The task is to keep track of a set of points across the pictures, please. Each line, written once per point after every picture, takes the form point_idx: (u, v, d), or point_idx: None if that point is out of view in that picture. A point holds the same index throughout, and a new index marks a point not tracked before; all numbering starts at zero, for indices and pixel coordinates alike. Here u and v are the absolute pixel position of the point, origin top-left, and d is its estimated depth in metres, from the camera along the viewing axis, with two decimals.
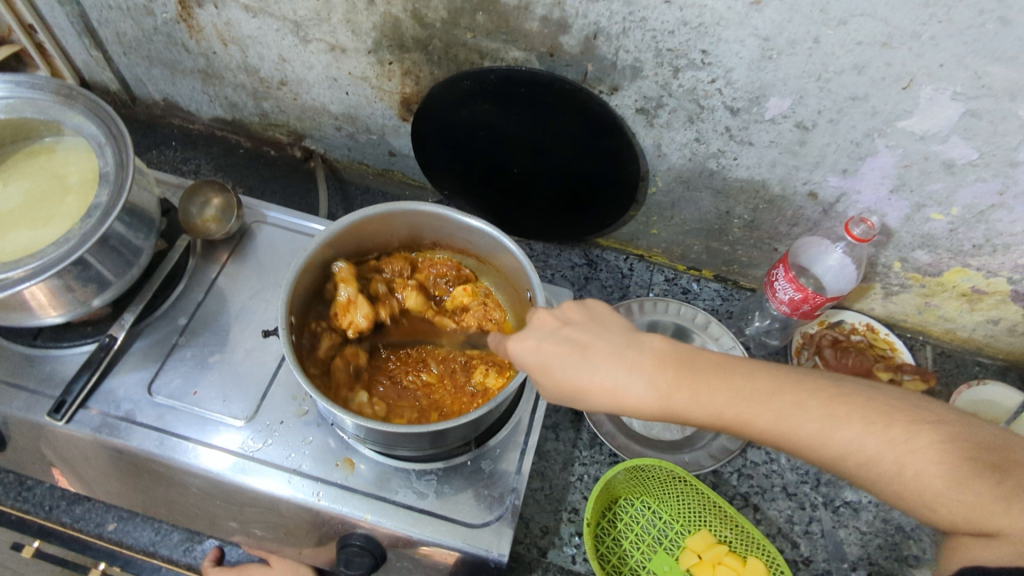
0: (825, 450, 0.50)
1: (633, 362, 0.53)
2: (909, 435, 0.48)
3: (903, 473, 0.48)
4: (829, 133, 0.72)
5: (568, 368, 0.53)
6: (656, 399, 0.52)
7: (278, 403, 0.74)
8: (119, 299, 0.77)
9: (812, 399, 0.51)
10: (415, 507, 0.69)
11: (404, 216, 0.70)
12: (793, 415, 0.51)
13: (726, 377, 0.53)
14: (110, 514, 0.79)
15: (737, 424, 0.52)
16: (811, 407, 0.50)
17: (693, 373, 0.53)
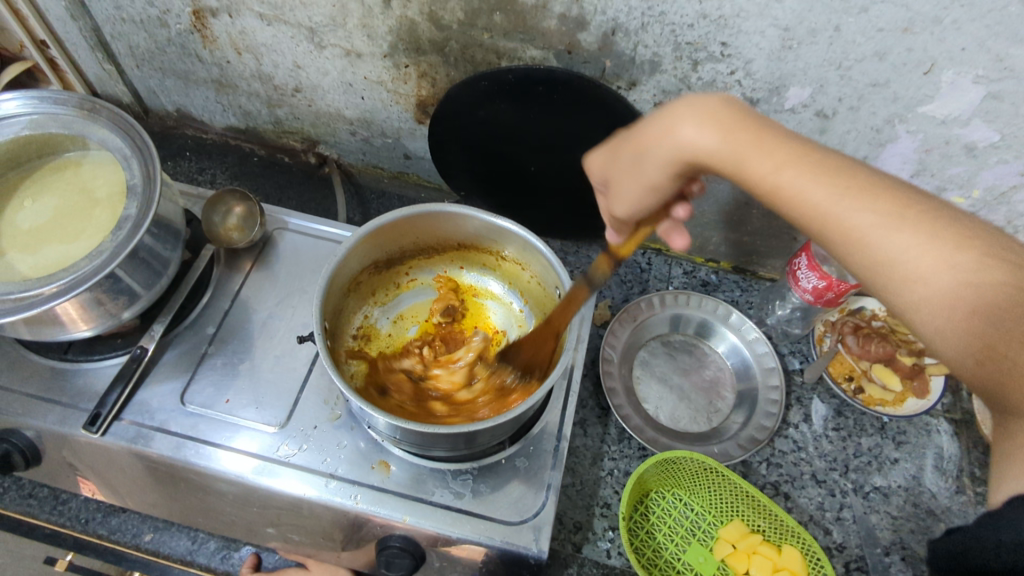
0: (868, 245, 0.46)
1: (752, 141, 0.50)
2: (942, 237, 0.44)
3: (945, 290, 0.43)
4: (850, 120, 0.72)
5: (766, 164, 0.49)
6: (725, 146, 0.50)
7: (310, 408, 0.74)
8: (148, 311, 0.77)
9: (854, 181, 0.47)
10: (451, 507, 0.70)
11: (431, 217, 0.70)
12: (861, 202, 0.46)
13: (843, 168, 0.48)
14: (146, 525, 0.79)
15: (814, 208, 0.48)
16: (854, 192, 0.47)
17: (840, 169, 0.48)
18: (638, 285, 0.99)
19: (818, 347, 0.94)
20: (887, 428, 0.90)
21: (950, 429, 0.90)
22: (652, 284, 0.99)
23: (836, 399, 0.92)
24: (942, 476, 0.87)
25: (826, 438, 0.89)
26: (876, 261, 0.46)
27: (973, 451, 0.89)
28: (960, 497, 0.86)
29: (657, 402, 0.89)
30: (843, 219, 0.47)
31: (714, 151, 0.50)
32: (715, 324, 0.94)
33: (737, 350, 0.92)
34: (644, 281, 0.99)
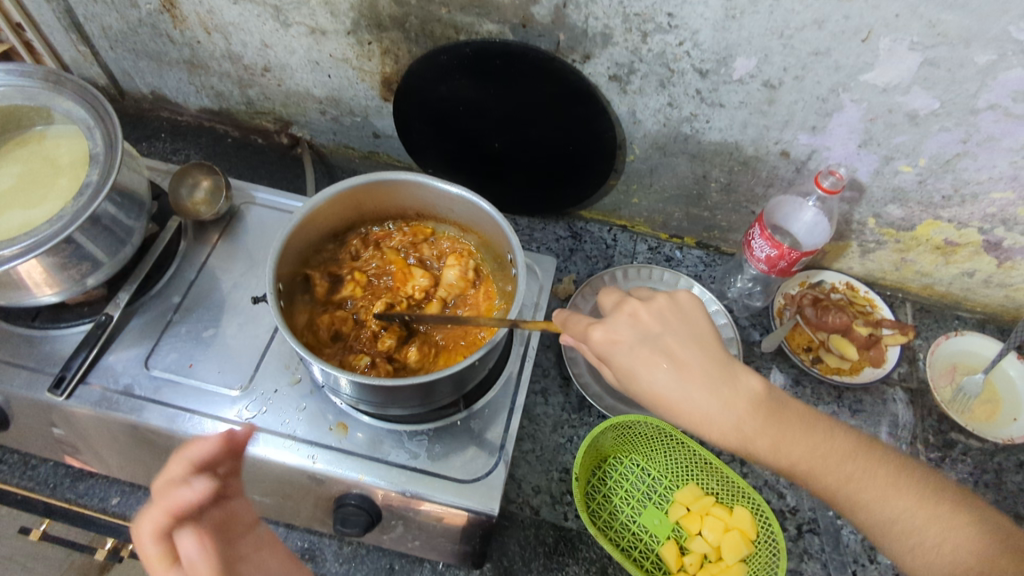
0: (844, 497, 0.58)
1: (732, 399, 0.55)
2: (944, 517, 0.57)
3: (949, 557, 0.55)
4: (796, 90, 0.74)
5: (745, 425, 0.55)
6: (739, 438, 0.56)
7: (272, 372, 0.76)
8: (114, 280, 0.79)
9: (818, 435, 0.58)
10: (407, 466, 0.72)
11: (385, 186, 0.73)
12: (852, 481, 0.58)
13: (816, 433, 0.58)
14: (113, 489, 0.82)
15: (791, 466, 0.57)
16: (836, 466, 0.58)
17: (790, 422, 0.57)
18: (603, 261, 1.01)
19: (778, 319, 0.95)
20: (844, 397, 0.92)
21: (905, 397, 0.92)
22: (616, 259, 1.02)
23: (795, 368, 0.94)
24: (896, 442, 0.89)
25: None
26: (857, 509, 0.59)
27: (927, 418, 0.91)
28: None
29: None
30: (835, 481, 0.58)
31: (711, 414, 0.55)
32: None
33: None
34: (609, 256, 1.02)
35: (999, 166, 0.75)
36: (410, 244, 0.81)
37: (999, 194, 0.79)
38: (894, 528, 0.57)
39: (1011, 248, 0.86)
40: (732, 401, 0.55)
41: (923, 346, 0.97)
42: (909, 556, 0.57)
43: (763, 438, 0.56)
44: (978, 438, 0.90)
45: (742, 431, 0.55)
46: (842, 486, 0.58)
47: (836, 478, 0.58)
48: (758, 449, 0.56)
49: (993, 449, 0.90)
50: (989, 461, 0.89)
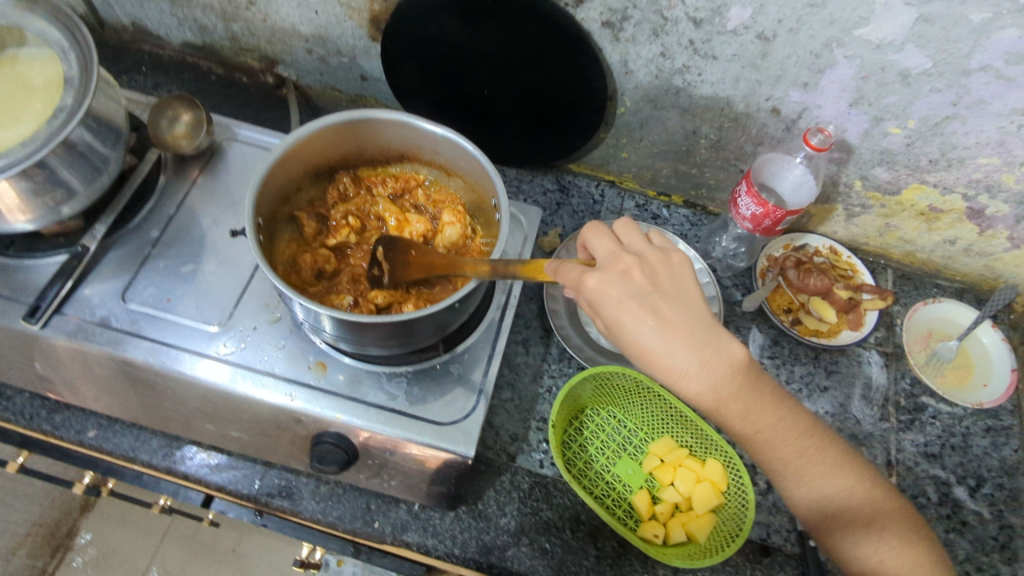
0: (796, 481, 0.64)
1: (721, 374, 0.58)
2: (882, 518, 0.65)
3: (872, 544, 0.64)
4: (790, 44, 0.73)
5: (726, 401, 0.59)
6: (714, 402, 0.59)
7: (251, 310, 0.76)
8: (91, 212, 0.78)
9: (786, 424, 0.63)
10: (384, 407, 0.72)
11: (369, 125, 0.72)
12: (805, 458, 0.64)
13: (785, 418, 0.63)
14: (90, 421, 0.81)
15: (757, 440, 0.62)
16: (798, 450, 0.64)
17: (765, 402, 0.62)
18: (590, 215, 1.01)
19: (760, 279, 0.96)
20: (820, 358, 0.93)
21: (879, 361, 0.94)
22: (603, 214, 1.01)
23: (774, 329, 0.95)
24: (868, 404, 0.91)
25: (760, 365, 0.92)
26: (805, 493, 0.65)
27: (900, 381, 0.92)
28: (882, 424, 0.90)
29: None
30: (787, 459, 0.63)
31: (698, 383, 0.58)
32: None
33: None
34: (596, 211, 1.01)
35: (987, 130, 0.75)
36: (400, 189, 0.81)
37: (985, 160, 0.79)
38: (817, 492, 0.64)
39: (993, 216, 0.86)
40: (720, 374, 0.59)
41: (901, 312, 0.97)
42: (831, 530, 0.66)
43: (737, 405, 0.60)
44: (948, 403, 0.91)
45: (720, 401, 0.59)
46: (778, 454, 0.63)
47: (782, 442, 0.63)
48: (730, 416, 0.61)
49: (962, 414, 0.91)
50: (957, 425, 0.90)
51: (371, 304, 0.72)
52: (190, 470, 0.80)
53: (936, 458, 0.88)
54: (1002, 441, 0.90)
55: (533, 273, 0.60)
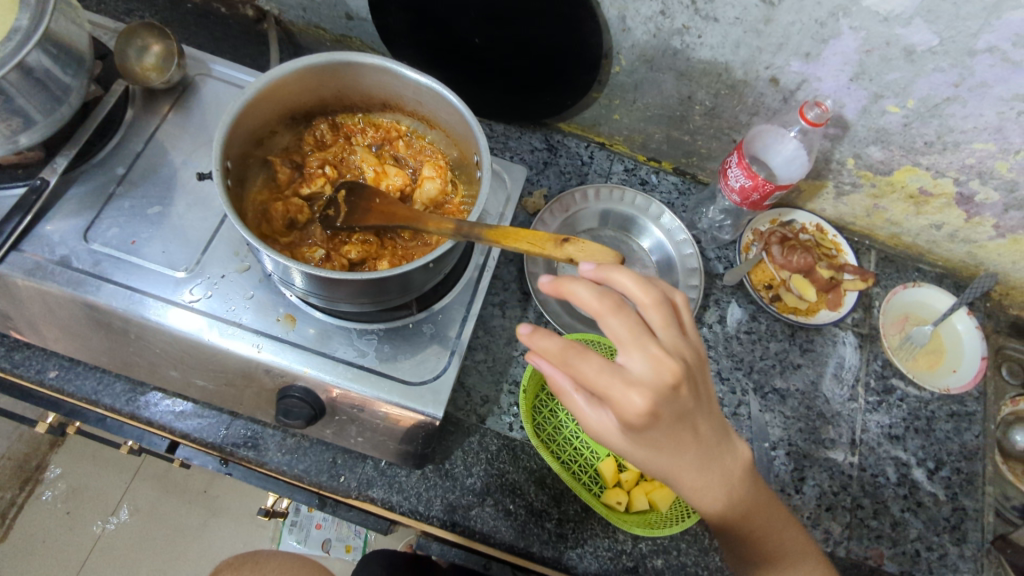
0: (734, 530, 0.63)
1: (691, 450, 0.53)
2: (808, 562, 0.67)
3: None
4: (795, 10, 0.69)
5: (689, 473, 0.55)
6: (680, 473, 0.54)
7: (219, 257, 0.73)
8: (52, 143, 0.74)
9: (744, 486, 0.60)
10: (353, 363, 0.71)
11: (349, 69, 0.68)
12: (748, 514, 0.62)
13: (745, 482, 0.60)
14: (51, 362, 0.79)
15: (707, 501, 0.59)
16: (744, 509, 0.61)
17: (728, 473, 0.57)
18: (577, 177, 0.98)
19: (743, 254, 0.95)
20: (796, 335, 0.93)
21: (854, 341, 0.94)
22: (590, 177, 0.99)
23: (753, 304, 0.94)
24: (839, 383, 0.91)
25: (736, 339, 0.92)
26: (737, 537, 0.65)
27: (872, 362, 0.93)
28: (851, 404, 0.91)
29: None
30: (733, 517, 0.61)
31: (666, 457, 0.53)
32: (644, 221, 0.94)
33: (662, 247, 0.94)
34: (583, 173, 0.99)
35: (986, 115, 0.73)
36: (379, 139, 0.77)
37: (981, 145, 0.77)
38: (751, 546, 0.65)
39: (982, 203, 0.85)
40: (693, 454, 0.53)
41: (880, 294, 0.97)
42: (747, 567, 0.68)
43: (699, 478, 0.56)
44: (916, 386, 0.92)
45: (683, 474, 0.55)
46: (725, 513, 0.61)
47: (735, 504, 0.60)
48: (690, 484, 0.56)
49: (929, 398, 0.92)
50: (923, 409, 0.92)
51: (343, 259, 0.69)
52: (155, 417, 0.78)
53: (899, 440, 0.90)
54: (964, 426, 0.91)
55: (499, 240, 0.58)
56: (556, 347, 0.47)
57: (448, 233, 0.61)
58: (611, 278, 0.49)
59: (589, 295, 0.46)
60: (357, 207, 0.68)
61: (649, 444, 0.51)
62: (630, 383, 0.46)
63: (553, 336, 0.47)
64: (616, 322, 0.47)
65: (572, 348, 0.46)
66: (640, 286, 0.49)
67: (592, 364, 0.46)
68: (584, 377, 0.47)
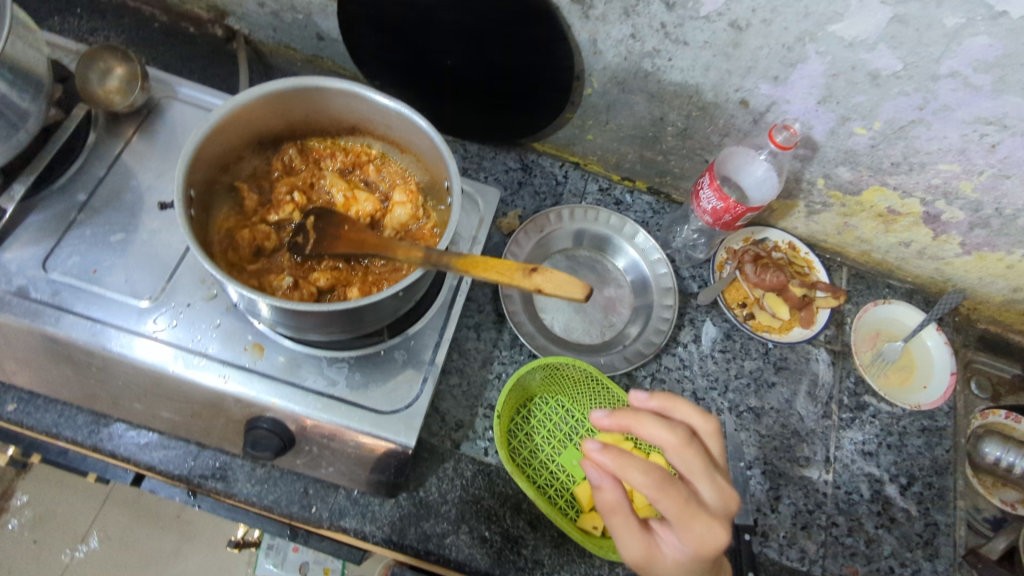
0: None
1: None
2: None
3: None
4: (762, 35, 0.70)
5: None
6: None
7: (185, 285, 0.71)
8: (9, 169, 0.71)
9: None
10: (323, 393, 0.69)
11: (316, 93, 0.67)
12: None
13: None
14: (10, 395, 0.77)
15: None
16: None
17: None
18: (552, 197, 0.98)
19: (717, 272, 0.95)
20: (771, 353, 0.94)
21: (827, 358, 0.95)
22: (565, 197, 0.98)
23: (728, 323, 0.95)
24: (813, 401, 0.92)
25: (711, 358, 0.92)
26: None
27: (845, 379, 0.94)
28: (825, 421, 0.91)
29: (554, 313, 0.91)
30: None
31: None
32: (619, 240, 0.94)
33: (637, 267, 0.94)
34: (558, 193, 0.98)
35: (950, 137, 0.74)
36: (350, 163, 0.76)
37: (946, 166, 0.78)
38: None
39: (948, 222, 0.87)
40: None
41: (852, 310, 0.98)
42: None
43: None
44: (888, 402, 0.93)
45: None
46: None
47: None
48: None
49: (901, 414, 0.93)
50: (895, 425, 0.92)
51: (312, 286, 0.68)
52: (119, 449, 0.76)
53: (873, 456, 0.90)
54: (935, 441, 0.92)
55: (468, 269, 0.57)
56: (643, 478, 0.52)
57: (416, 261, 0.60)
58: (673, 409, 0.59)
59: (664, 431, 0.56)
60: (325, 234, 0.67)
61: (698, 570, 0.55)
62: (705, 509, 0.54)
63: (638, 465, 0.52)
64: (689, 454, 0.55)
65: (659, 478, 0.52)
66: (702, 417, 0.59)
67: (675, 494, 0.53)
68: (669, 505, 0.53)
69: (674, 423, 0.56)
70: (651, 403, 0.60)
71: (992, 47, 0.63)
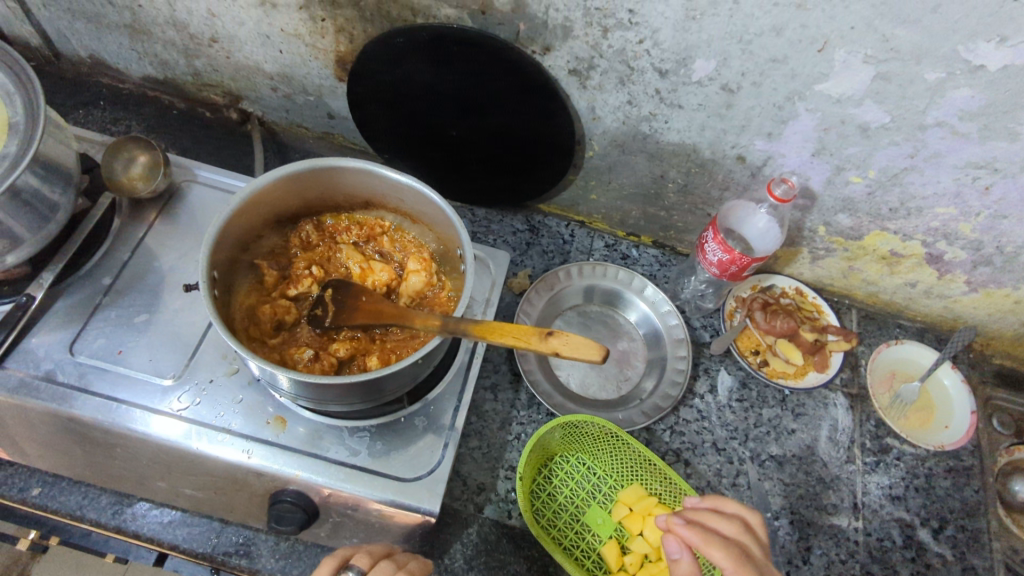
0: None
1: None
2: None
3: None
4: (753, 96, 0.73)
5: None
6: None
7: (207, 362, 0.73)
8: (39, 258, 0.75)
9: None
10: (345, 463, 0.70)
11: (331, 173, 0.70)
12: None
13: None
14: (34, 479, 0.78)
15: None
16: None
17: None
18: (560, 256, 1.00)
19: (728, 321, 0.96)
20: (788, 400, 0.94)
21: (845, 402, 0.94)
22: (573, 255, 1.01)
23: (742, 371, 0.95)
24: (835, 446, 0.91)
25: (728, 408, 0.92)
26: None
27: (865, 423, 0.93)
28: (848, 466, 0.90)
29: (569, 370, 0.92)
30: None
31: None
32: (629, 295, 0.96)
33: (648, 320, 0.95)
34: (566, 251, 1.01)
35: (944, 182, 0.77)
36: (364, 236, 0.79)
37: (943, 209, 0.80)
38: None
39: (951, 261, 0.88)
40: None
41: (865, 352, 0.99)
42: None
43: None
44: (911, 444, 0.92)
45: None
46: None
47: None
48: None
49: (925, 455, 0.92)
50: (921, 466, 0.91)
51: (331, 357, 0.69)
52: (142, 529, 0.76)
53: (901, 500, 0.89)
54: (964, 481, 0.91)
55: (485, 335, 0.59)
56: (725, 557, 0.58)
57: (434, 329, 0.62)
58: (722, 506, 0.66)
59: (725, 524, 0.62)
60: (343, 306, 0.69)
61: None
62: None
63: (718, 544, 0.59)
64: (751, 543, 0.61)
65: (737, 554, 0.58)
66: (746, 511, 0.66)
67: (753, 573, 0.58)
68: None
69: (731, 517, 0.63)
70: (702, 503, 0.66)
71: (975, 97, 0.66)
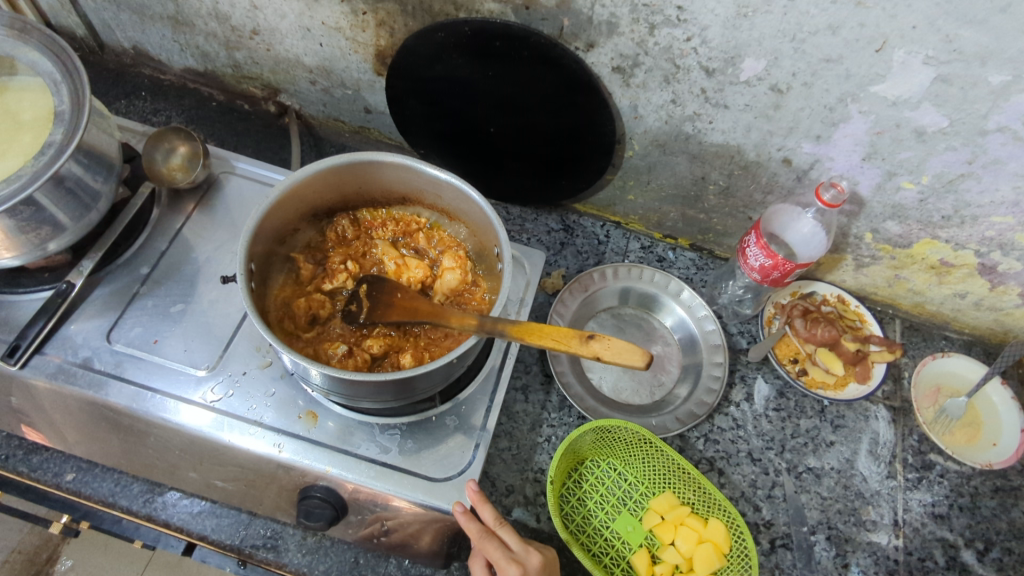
0: None
1: None
2: None
3: None
4: (803, 96, 0.71)
5: None
6: None
7: (241, 354, 0.73)
8: (79, 246, 0.75)
9: None
10: (376, 461, 0.69)
11: (369, 167, 0.70)
12: None
13: None
14: (69, 464, 0.79)
15: None
16: None
17: None
18: (594, 256, 0.99)
19: (766, 327, 0.94)
20: (827, 411, 0.91)
21: (887, 416, 0.91)
22: (607, 256, 1.00)
23: (780, 380, 0.92)
24: (875, 460, 0.88)
25: (765, 417, 0.90)
26: None
27: (907, 438, 0.90)
28: (889, 482, 0.87)
29: (601, 373, 0.90)
30: None
31: None
32: (665, 298, 0.94)
33: (684, 325, 0.93)
34: (600, 252, 1.00)
35: (1002, 190, 0.73)
36: (401, 232, 0.78)
37: (1000, 218, 0.77)
38: None
39: (1006, 272, 0.84)
40: None
41: (909, 364, 0.95)
42: None
43: None
44: (956, 461, 0.89)
45: None
46: None
47: None
48: None
49: (971, 473, 0.89)
50: (965, 485, 0.88)
51: (365, 353, 0.69)
52: (172, 518, 0.77)
53: (944, 520, 0.85)
54: (1011, 502, 0.87)
55: (523, 336, 0.58)
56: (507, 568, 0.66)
57: (470, 329, 0.61)
58: (481, 507, 0.68)
59: (477, 526, 0.67)
60: (378, 302, 0.68)
61: None
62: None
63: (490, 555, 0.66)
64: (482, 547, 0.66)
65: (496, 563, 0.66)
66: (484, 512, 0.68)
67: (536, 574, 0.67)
68: (490, 553, 0.66)
69: (472, 521, 0.67)
70: (485, 509, 0.68)
71: None
